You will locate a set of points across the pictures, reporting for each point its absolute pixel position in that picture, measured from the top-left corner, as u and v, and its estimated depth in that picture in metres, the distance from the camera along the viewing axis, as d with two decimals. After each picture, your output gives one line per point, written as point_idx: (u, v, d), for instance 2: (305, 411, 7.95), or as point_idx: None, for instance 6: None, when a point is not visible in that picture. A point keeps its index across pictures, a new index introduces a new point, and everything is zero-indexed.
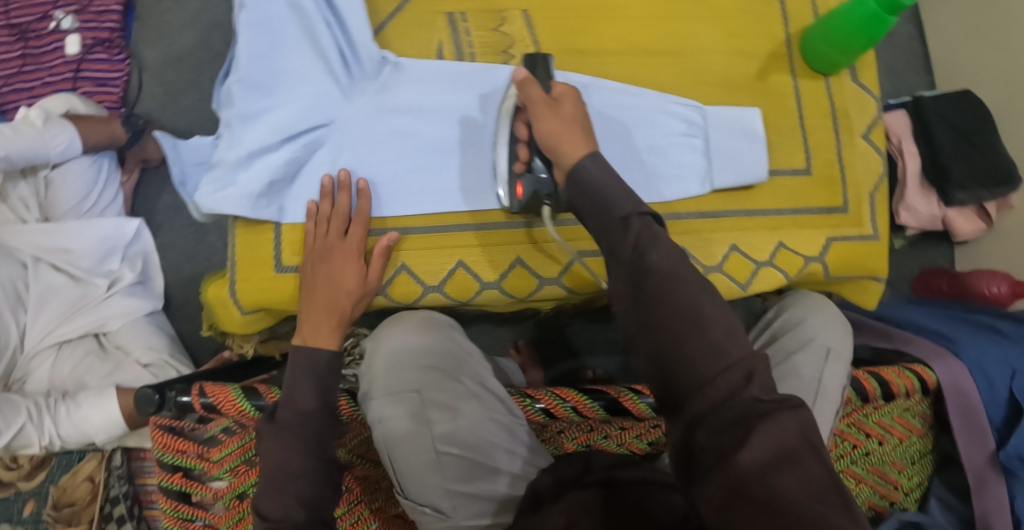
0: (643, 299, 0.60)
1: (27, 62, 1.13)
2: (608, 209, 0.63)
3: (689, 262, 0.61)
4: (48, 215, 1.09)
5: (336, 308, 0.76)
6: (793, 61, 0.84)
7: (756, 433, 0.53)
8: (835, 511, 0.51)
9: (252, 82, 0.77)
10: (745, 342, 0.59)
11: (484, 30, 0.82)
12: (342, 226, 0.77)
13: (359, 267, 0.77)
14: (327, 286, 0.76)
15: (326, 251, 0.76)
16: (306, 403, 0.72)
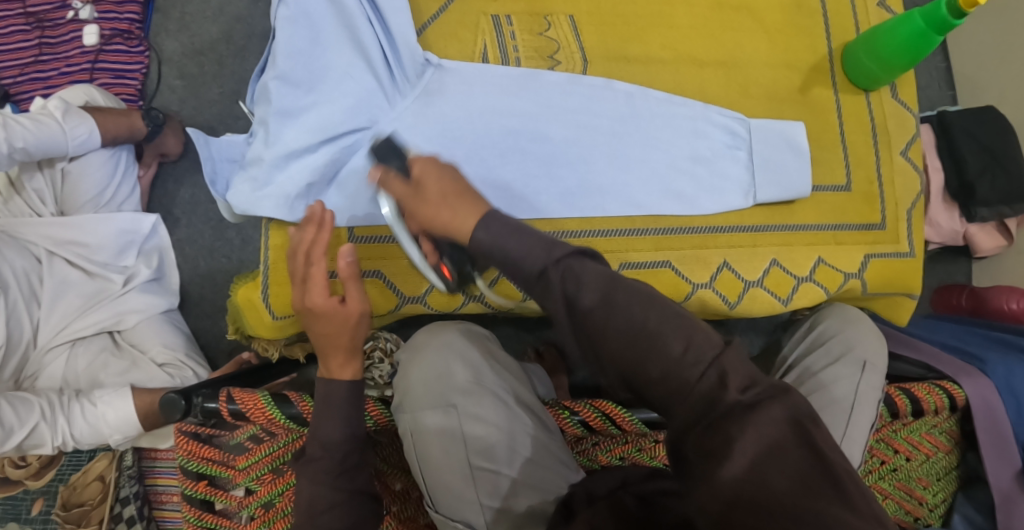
0: (589, 332, 0.58)
1: (43, 52, 1.10)
2: (521, 267, 0.58)
3: (624, 283, 0.58)
4: (64, 209, 1.07)
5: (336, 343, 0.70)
6: (834, 75, 0.84)
7: (738, 440, 0.50)
8: (833, 505, 0.48)
9: (291, 79, 0.76)
10: (711, 339, 0.56)
11: (530, 34, 0.80)
12: (315, 258, 0.70)
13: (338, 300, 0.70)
14: (319, 325, 0.70)
15: (310, 295, 0.70)
16: (330, 434, 0.70)
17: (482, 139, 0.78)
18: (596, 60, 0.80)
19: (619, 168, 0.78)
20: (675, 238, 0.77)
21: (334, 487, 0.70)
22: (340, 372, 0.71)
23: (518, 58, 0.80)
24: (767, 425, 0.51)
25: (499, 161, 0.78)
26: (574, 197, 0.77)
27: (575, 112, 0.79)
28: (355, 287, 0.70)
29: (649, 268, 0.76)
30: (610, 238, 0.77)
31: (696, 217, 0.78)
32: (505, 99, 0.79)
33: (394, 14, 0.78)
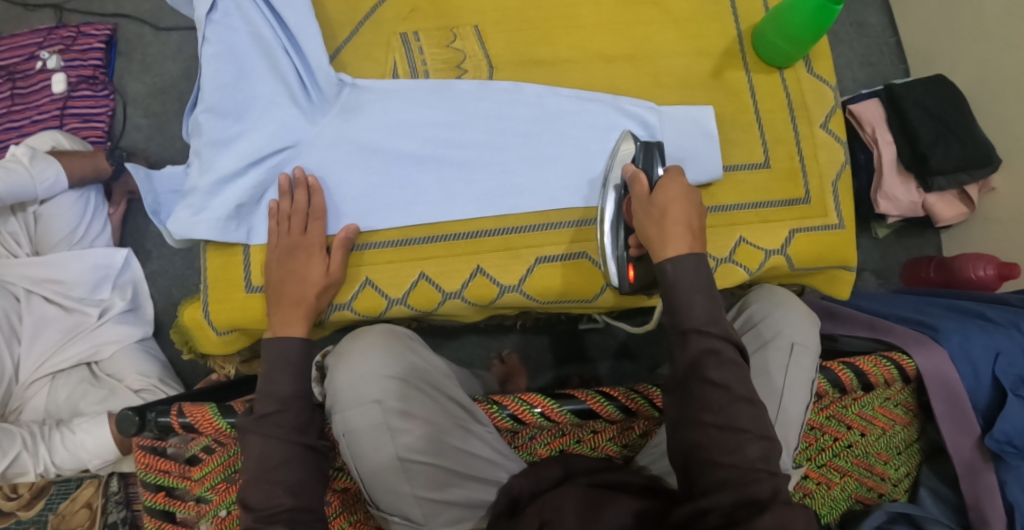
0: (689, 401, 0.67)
1: (16, 102, 1.17)
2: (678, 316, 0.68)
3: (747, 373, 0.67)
4: (38, 249, 1.12)
5: (300, 299, 0.76)
6: (746, 56, 0.84)
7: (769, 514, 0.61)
8: None
9: (218, 110, 0.80)
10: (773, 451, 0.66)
11: (439, 47, 0.83)
12: (304, 223, 0.78)
13: (321, 258, 0.77)
14: (294, 280, 0.76)
15: (296, 248, 0.77)
16: (282, 389, 0.72)
17: (400, 148, 0.81)
18: (502, 65, 0.83)
19: (535, 167, 0.80)
20: (590, 228, 0.79)
21: (286, 440, 0.70)
22: (293, 328, 0.75)
23: (427, 71, 0.83)
24: (794, 517, 0.61)
25: (417, 173, 0.80)
26: (488, 198, 0.79)
27: (489, 118, 0.81)
28: (341, 252, 0.77)
29: (566, 259, 0.79)
30: (524, 233, 0.79)
31: None
32: (422, 111, 0.81)
33: (308, 41, 0.81)
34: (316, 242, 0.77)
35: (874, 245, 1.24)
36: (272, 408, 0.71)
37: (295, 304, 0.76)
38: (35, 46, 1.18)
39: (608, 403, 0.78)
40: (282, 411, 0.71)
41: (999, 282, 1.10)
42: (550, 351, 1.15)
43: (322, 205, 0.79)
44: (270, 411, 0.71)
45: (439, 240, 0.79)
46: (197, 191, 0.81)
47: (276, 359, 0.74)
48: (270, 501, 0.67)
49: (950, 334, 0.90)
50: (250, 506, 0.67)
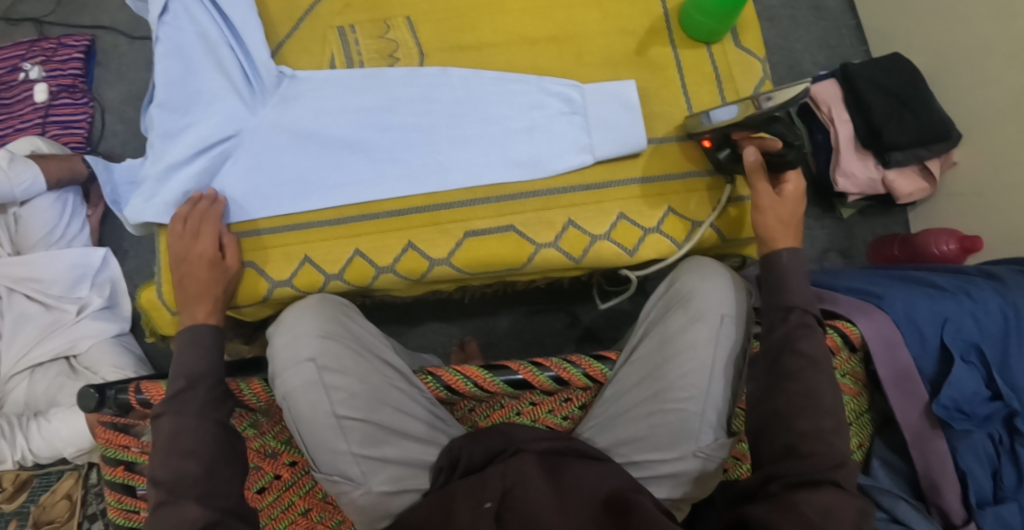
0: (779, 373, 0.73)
1: (1, 112, 1.26)
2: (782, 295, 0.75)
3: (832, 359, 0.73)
4: (19, 248, 1.17)
5: (203, 293, 0.77)
6: (672, 33, 0.87)
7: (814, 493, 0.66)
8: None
9: (167, 103, 0.83)
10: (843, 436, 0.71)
11: (371, 38, 0.87)
12: (198, 227, 0.79)
13: (217, 262, 0.78)
14: (190, 280, 0.77)
15: (182, 254, 0.78)
16: (196, 367, 0.75)
17: (336, 132, 0.84)
18: (432, 52, 0.86)
19: (467, 149, 0.83)
20: (515, 203, 0.82)
21: (198, 416, 0.73)
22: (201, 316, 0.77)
23: (362, 61, 0.86)
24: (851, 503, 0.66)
25: (350, 155, 0.84)
26: (417, 174, 0.83)
27: (416, 101, 0.85)
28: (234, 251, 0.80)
29: (494, 232, 0.81)
30: (451, 209, 0.82)
31: (539, 180, 0.83)
32: (352, 97, 0.85)
33: (250, 38, 0.84)
34: (206, 249, 0.78)
35: (840, 226, 1.22)
36: (182, 386, 0.74)
37: (201, 297, 0.77)
38: (17, 59, 1.27)
39: (541, 374, 0.77)
40: (191, 388, 0.74)
41: (963, 257, 1.08)
42: (511, 336, 1.16)
43: (218, 212, 0.80)
44: (179, 389, 0.74)
45: (371, 218, 0.82)
46: (151, 183, 0.83)
47: (189, 341, 0.75)
48: (180, 472, 0.71)
49: (895, 300, 0.90)
50: (161, 480, 0.71)
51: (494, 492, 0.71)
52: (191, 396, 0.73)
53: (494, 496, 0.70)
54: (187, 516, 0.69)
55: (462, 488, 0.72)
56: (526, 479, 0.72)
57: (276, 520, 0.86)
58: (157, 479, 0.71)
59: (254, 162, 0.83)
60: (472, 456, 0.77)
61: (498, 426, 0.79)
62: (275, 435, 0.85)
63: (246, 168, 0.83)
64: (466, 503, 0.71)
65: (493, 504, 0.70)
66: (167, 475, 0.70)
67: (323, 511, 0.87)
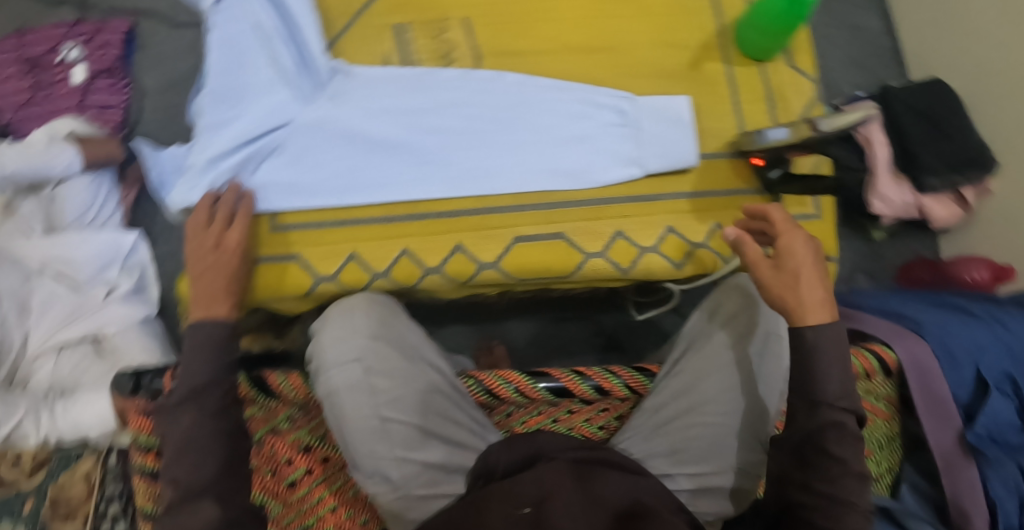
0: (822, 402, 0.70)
1: (38, 90, 1.27)
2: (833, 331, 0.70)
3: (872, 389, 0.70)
4: (53, 226, 1.17)
5: (224, 289, 0.75)
6: (725, 50, 0.88)
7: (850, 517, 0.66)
8: None
9: (219, 93, 0.82)
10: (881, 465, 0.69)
11: (426, 39, 0.87)
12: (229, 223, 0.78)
13: (241, 253, 0.77)
14: (213, 271, 0.75)
15: (204, 241, 0.76)
16: (203, 373, 0.70)
17: (384, 131, 0.84)
18: (488, 56, 0.87)
19: (516, 154, 0.84)
20: (564, 211, 0.83)
21: (213, 417, 0.69)
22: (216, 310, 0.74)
23: (418, 61, 0.87)
24: None
25: (398, 154, 0.84)
26: (463, 178, 0.83)
27: (466, 104, 0.85)
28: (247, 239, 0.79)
29: (544, 239, 0.82)
30: (500, 214, 0.82)
31: (587, 191, 0.83)
32: (403, 97, 0.85)
33: (305, 33, 0.84)
34: (238, 238, 0.77)
35: (869, 248, 1.22)
36: (195, 387, 0.70)
37: (220, 289, 0.75)
38: (57, 39, 1.28)
39: (583, 382, 0.79)
40: (203, 391, 0.70)
41: (995, 285, 1.08)
42: (537, 341, 1.15)
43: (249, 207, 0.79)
44: (194, 389, 0.70)
45: (421, 219, 0.82)
46: (196, 171, 0.82)
47: (204, 340, 0.72)
48: (194, 474, 0.67)
49: (931, 326, 0.91)
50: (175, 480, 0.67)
51: (531, 497, 0.69)
52: (207, 395, 0.69)
53: (532, 501, 0.69)
54: (204, 517, 0.65)
55: (499, 491, 0.70)
56: (564, 486, 0.70)
57: (305, 516, 0.83)
58: (173, 480, 0.67)
59: (303, 156, 0.84)
60: (508, 463, 0.75)
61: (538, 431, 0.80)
62: (309, 430, 0.86)
63: (294, 163, 0.83)
64: (500, 507, 0.69)
65: (531, 509, 0.68)
66: (182, 475, 0.67)
67: (352, 508, 0.85)
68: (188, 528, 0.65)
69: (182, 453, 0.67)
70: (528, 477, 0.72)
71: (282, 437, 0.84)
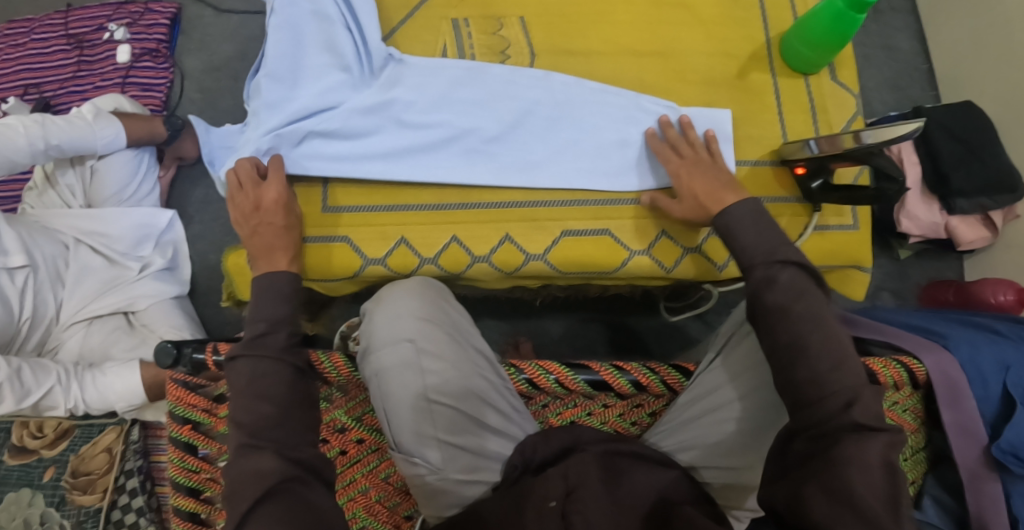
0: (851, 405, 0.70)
1: (82, 68, 1.29)
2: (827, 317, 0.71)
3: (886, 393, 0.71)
4: (91, 202, 1.19)
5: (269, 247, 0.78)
6: (772, 61, 0.90)
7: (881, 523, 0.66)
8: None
9: (276, 74, 0.83)
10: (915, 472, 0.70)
11: (483, 34, 0.89)
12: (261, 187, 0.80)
13: (281, 209, 0.80)
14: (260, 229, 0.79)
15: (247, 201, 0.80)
16: (274, 311, 0.74)
17: (433, 119, 0.86)
18: (542, 53, 0.89)
19: (562, 150, 0.86)
20: (612, 209, 0.85)
21: (277, 359, 0.72)
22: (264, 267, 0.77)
23: (474, 54, 0.89)
24: None
25: (450, 143, 0.85)
26: (510, 169, 0.85)
27: (518, 99, 0.87)
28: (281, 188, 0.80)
29: (589, 234, 0.84)
30: (549, 208, 0.85)
31: (634, 191, 0.86)
32: (456, 88, 0.87)
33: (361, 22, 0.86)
34: (274, 194, 0.80)
35: (895, 266, 1.24)
36: (263, 329, 0.73)
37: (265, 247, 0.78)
38: (104, 19, 1.31)
39: (620, 376, 0.80)
40: (270, 333, 0.73)
41: (1019, 308, 1.09)
42: (565, 340, 1.17)
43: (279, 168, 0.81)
44: (260, 333, 0.73)
45: (471, 208, 0.84)
46: (250, 148, 0.83)
47: (267, 288, 0.75)
48: (258, 415, 0.70)
49: (959, 342, 0.92)
50: (240, 422, 0.70)
51: (557, 491, 0.72)
52: (270, 338, 0.73)
53: (559, 494, 0.72)
54: (262, 466, 0.67)
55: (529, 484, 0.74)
56: (589, 479, 0.73)
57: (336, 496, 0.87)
58: (238, 421, 0.70)
59: (354, 139, 0.85)
60: (542, 455, 0.79)
61: (572, 426, 0.82)
62: (347, 411, 0.85)
63: (344, 143, 0.84)
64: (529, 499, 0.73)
65: (558, 502, 0.71)
66: (247, 417, 0.69)
67: (382, 491, 0.89)
68: (248, 473, 0.67)
69: (244, 394, 0.70)
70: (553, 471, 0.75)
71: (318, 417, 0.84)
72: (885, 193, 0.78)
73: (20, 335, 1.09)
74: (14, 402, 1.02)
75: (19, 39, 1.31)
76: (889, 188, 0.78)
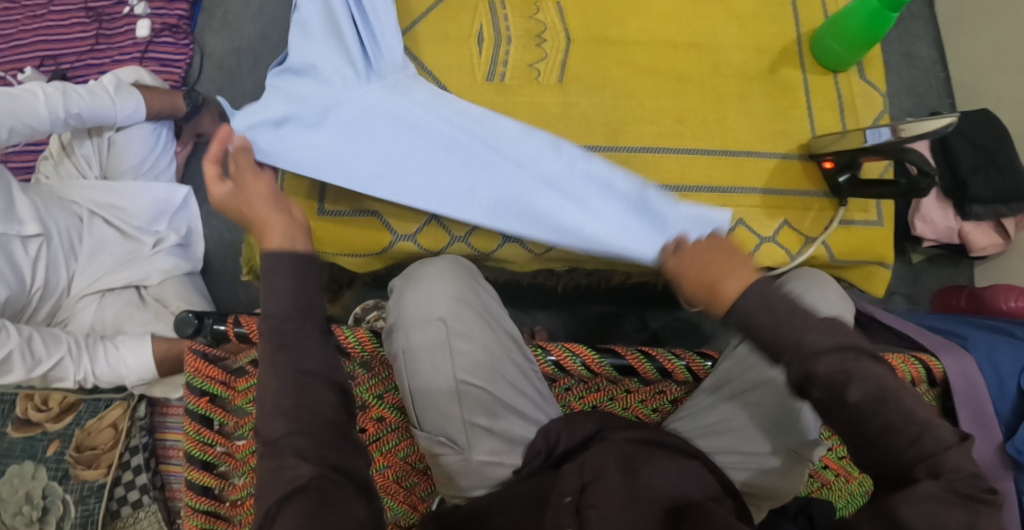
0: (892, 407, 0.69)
1: (100, 41, 1.28)
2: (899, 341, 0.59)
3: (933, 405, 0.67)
4: (107, 173, 1.18)
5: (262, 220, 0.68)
6: (803, 58, 0.91)
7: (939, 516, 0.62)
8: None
9: (294, 68, 0.83)
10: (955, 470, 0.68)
11: (521, 18, 0.88)
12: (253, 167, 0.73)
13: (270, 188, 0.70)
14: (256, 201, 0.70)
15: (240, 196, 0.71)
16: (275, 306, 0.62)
17: (434, 131, 0.83)
18: (578, 39, 0.89)
19: (561, 158, 0.83)
20: None
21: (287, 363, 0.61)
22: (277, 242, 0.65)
23: (510, 37, 0.88)
24: None
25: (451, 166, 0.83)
26: (504, 213, 0.82)
27: (523, 154, 0.83)
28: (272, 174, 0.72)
29: None
30: None
31: (669, 177, 0.86)
32: (466, 114, 0.84)
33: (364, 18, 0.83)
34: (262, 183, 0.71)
35: (908, 270, 1.26)
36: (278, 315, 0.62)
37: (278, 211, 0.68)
38: None
39: (648, 362, 0.82)
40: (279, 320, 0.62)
41: None
42: (581, 331, 1.17)
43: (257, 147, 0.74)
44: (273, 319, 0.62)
45: None
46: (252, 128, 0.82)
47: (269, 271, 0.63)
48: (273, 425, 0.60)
49: (977, 342, 0.94)
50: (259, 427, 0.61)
51: (573, 487, 0.70)
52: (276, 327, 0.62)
53: (573, 490, 0.70)
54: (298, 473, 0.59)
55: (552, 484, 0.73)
56: (605, 473, 0.71)
57: None
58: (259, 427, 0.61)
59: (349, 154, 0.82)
60: (567, 443, 0.78)
61: (597, 413, 0.82)
62: (367, 389, 0.86)
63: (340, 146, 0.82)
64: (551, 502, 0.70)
65: (573, 497, 0.69)
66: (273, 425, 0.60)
67: (399, 470, 0.88)
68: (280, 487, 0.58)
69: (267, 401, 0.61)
70: (570, 468, 0.73)
71: None
72: (916, 186, 0.79)
73: (30, 305, 1.08)
74: (24, 371, 1.00)
75: (37, 10, 1.30)
76: (922, 181, 0.78)
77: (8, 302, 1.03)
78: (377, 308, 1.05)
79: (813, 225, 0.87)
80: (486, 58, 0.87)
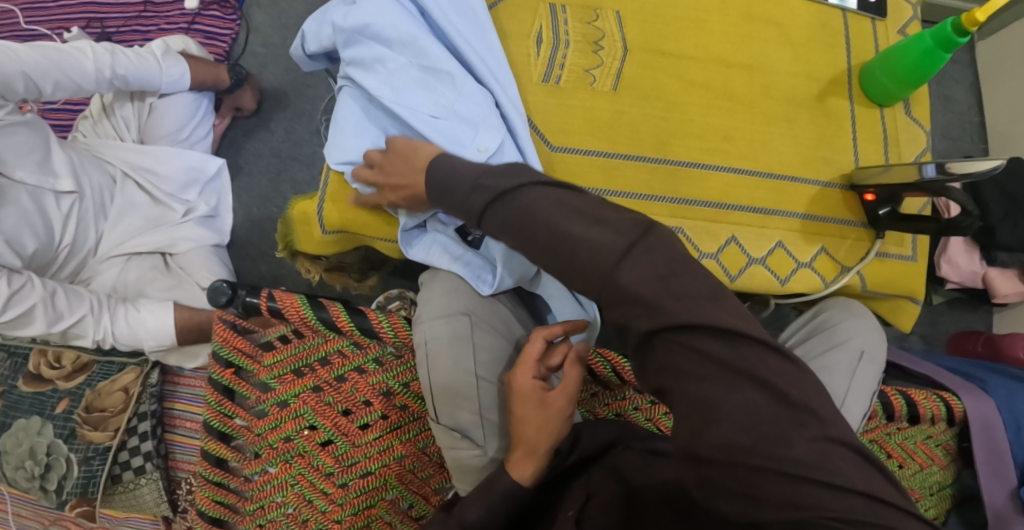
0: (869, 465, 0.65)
1: (147, 8, 1.28)
2: None
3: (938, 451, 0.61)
4: (144, 138, 1.18)
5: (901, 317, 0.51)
6: (851, 89, 0.92)
7: None
8: None
9: (391, 46, 0.83)
10: None
11: (580, 23, 0.89)
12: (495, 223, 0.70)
13: None
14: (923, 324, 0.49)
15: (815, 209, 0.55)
16: None
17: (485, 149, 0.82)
18: (635, 49, 0.89)
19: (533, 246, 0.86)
20: (689, 208, 0.86)
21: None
22: None
23: (568, 41, 0.88)
24: None
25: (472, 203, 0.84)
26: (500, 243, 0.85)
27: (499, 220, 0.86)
28: None
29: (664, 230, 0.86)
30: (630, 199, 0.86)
31: (715, 192, 0.87)
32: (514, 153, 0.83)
33: (471, 106, 0.82)
34: None
35: (927, 310, 1.27)
36: None
37: None
38: None
39: None
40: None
41: None
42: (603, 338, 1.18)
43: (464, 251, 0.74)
44: None
45: None
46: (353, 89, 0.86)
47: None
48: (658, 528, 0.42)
49: (997, 386, 0.95)
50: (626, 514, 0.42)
51: (577, 499, 0.69)
52: None
53: (575, 505, 0.69)
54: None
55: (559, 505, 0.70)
56: (606, 490, 0.70)
57: (370, 460, 0.87)
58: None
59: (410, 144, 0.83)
60: (586, 446, 0.78)
61: (621, 422, 0.82)
62: (395, 375, 0.86)
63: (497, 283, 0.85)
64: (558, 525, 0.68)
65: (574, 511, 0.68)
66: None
67: (417, 460, 0.88)
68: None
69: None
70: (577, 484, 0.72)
71: (364, 377, 0.86)
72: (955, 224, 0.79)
73: (56, 261, 1.08)
74: (44, 324, 1.00)
75: None
76: (962, 220, 0.78)
77: (36, 255, 1.03)
78: (401, 297, 1.00)
79: (850, 254, 0.88)
80: (544, 58, 0.88)
